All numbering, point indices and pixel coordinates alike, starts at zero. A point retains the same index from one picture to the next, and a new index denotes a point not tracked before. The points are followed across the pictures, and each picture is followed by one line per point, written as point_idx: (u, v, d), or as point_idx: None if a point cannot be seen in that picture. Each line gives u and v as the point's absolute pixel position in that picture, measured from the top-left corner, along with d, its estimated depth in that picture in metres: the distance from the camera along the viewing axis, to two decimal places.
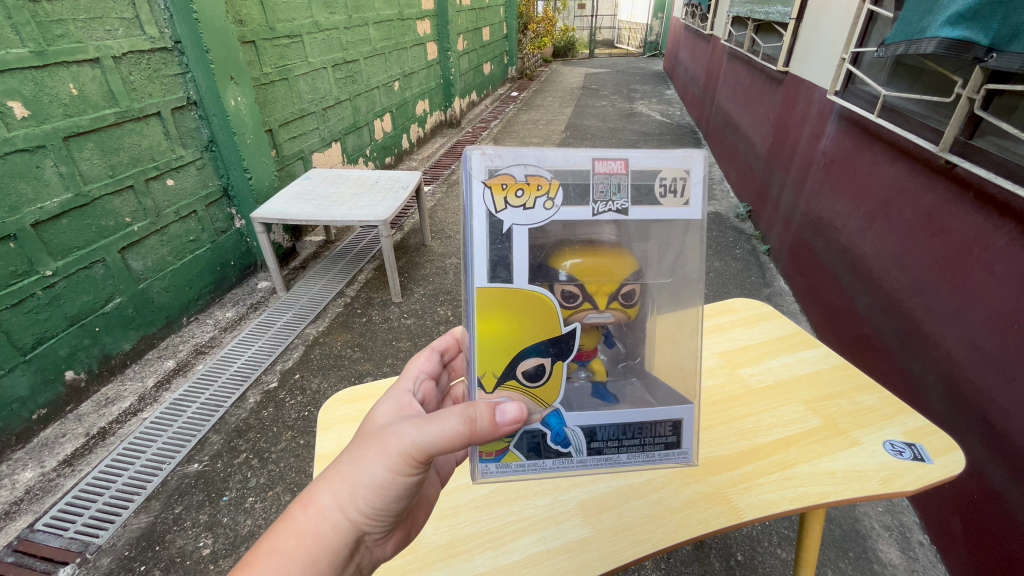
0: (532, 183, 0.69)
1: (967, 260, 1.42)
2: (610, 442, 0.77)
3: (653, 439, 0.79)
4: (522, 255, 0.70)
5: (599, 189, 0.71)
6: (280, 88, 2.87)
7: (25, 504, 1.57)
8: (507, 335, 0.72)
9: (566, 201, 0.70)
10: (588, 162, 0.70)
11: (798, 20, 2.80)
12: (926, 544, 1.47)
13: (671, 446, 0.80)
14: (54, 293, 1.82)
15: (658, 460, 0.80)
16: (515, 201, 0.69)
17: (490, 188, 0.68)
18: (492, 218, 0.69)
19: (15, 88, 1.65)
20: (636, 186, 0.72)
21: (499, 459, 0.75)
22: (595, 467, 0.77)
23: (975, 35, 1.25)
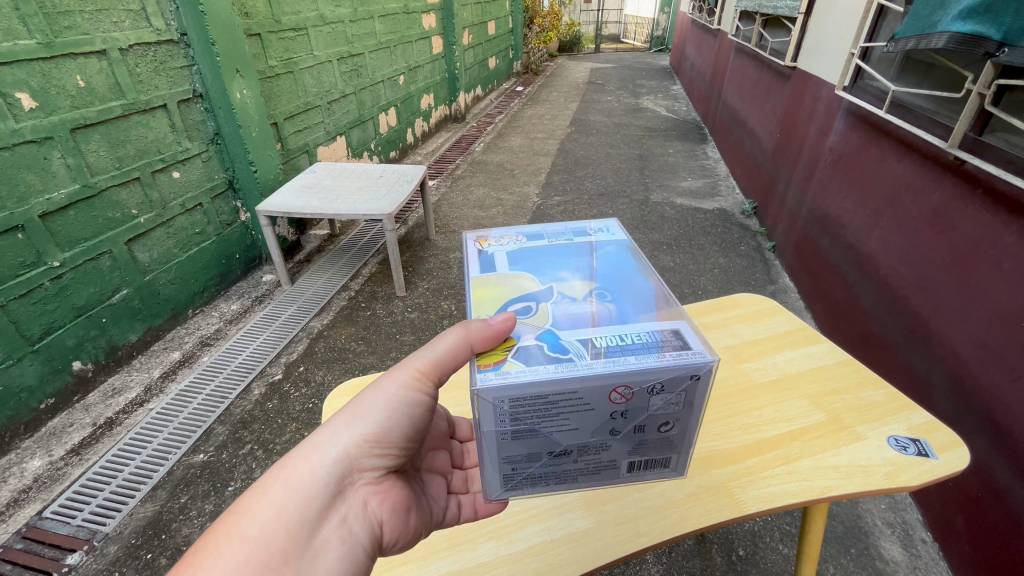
0: (505, 236, 0.94)
1: (974, 256, 1.41)
2: (612, 348, 0.64)
3: (654, 345, 0.64)
4: (504, 262, 0.85)
5: (549, 232, 0.95)
6: (285, 81, 2.87)
7: (33, 492, 1.59)
8: (498, 295, 0.77)
9: (529, 238, 0.92)
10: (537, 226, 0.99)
11: (807, 14, 2.77)
12: (929, 542, 1.47)
13: (682, 346, 0.64)
14: (61, 284, 1.83)
15: (670, 362, 0.61)
16: (494, 242, 0.91)
17: (475, 241, 0.92)
18: (480, 252, 0.88)
19: (23, 79, 1.66)
20: (573, 230, 0.97)
21: (500, 368, 0.62)
22: (604, 369, 0.60)
23: (987, 30, 1.24)
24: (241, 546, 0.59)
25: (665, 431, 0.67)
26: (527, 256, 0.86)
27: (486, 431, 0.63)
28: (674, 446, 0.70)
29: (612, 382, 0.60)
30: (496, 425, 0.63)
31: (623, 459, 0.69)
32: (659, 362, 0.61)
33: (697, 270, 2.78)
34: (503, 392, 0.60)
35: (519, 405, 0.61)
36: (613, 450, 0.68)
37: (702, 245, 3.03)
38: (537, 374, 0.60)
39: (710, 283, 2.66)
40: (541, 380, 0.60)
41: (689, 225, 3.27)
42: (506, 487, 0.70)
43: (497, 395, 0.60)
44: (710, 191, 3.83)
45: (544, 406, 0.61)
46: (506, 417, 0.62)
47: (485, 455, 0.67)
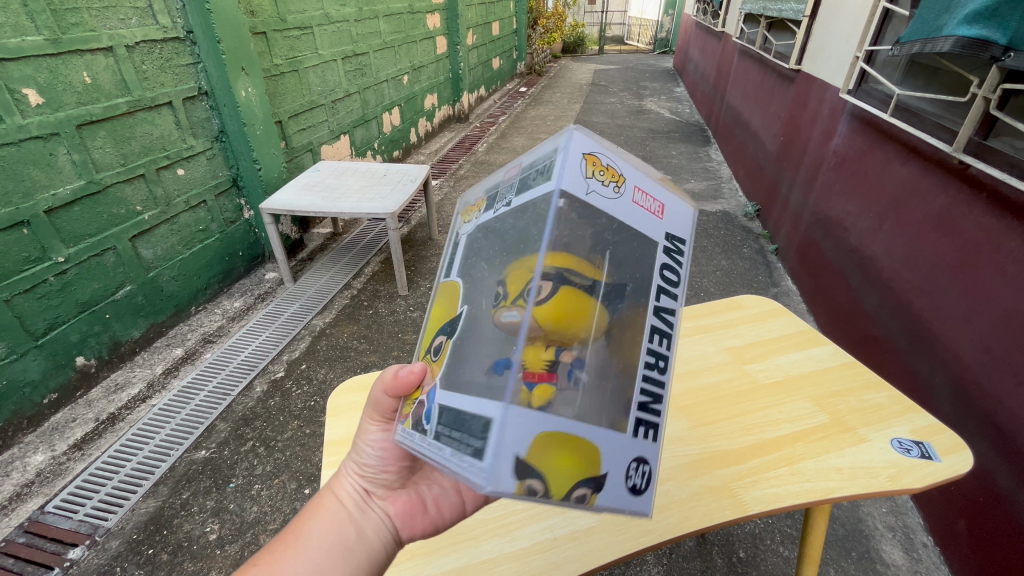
0: (478, 202, 0.73)
1: (978, 260, 1.41)
2: (446, 428, 0.51)
3: (466, 443, 0.49)
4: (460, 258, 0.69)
5: (501, 193, 0.66)
6: (290, 79, 2.88)
7: (35, 487, 1.60)
8: (438, 318, 0.66)
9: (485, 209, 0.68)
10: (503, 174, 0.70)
11: (812, 17, 2.77)
12: (930, 546, 1.47)
13: (478, 454, 0.48)
14: (66, 280, 1.84)
15: (462, 470, 0.49)
16: (467, 219, 0.72)
17: (461, 216, 0.76)
18: (457, 236, 0.73)
19: (31, 76, 1.66)
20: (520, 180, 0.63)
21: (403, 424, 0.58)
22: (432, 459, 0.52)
23: (993, 34, 1.24)
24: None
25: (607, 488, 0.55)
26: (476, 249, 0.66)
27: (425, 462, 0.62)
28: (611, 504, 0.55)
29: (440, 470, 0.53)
30: None
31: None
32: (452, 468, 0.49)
33: (699, 272, 2.78)
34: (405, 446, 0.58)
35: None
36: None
37: (704, 247, 3.04)
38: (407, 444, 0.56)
39: (712, 285, 2.66)
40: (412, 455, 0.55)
41: None
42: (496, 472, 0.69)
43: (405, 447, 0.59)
44: (713, 194, 3.83)
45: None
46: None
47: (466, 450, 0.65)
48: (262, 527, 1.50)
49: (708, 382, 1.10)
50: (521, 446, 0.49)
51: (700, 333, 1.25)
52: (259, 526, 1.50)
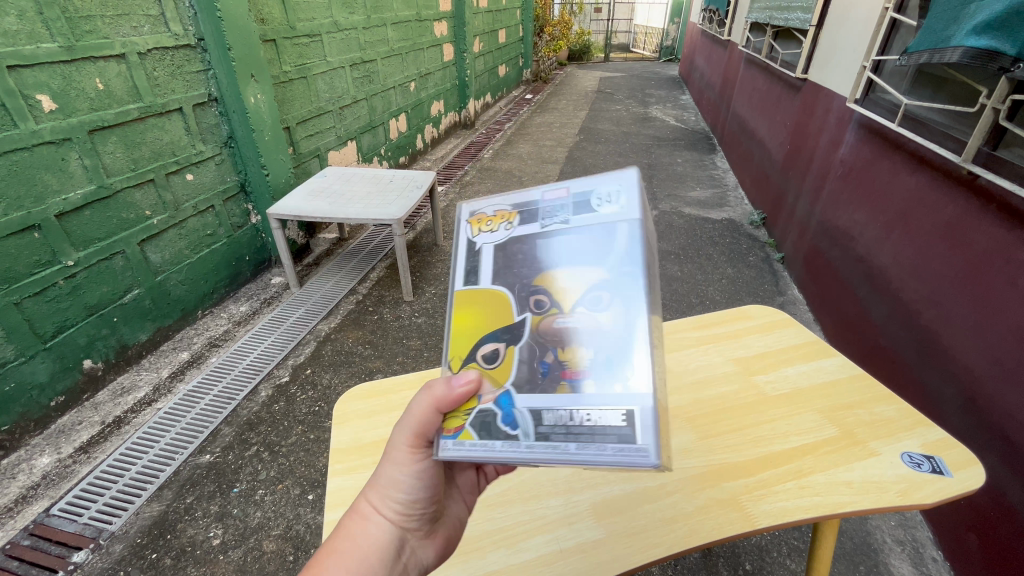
0: (498, 215, 0.73)
1: (989, 271, 1.40)
2: (556, 427, 0.58)
3: (602, 428, 0.57)
4: (488, 263, 0.70)
5: (544, 210, 0.71)
6: (298, 86, 2.90)
7: (41, 489, 1.60)
8: (472, 326, 0.68)
9: (521, 222, 0.71)
10: (537, 193, 0.72)
11: (818, 26, 2.77)
12: (940, 560, 1.45)
13: (626, 440, 0.56)
14: (75, 283, 1.85)
15: (610, 456, 0.56)
16: (485, 229, 0.73)
17: (469, 223, 0.75)
18: (469, 243, 0.72)
19: (45, 82, 1.69)
20: (575, 204, 0.70)
21: (457, 436, 0.62)
22: (542, 459, 0.57)
23: (1002, 45, 1.23)
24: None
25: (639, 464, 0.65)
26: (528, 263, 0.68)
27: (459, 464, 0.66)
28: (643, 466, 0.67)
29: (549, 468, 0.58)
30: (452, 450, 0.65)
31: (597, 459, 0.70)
32: (597, 458, 0.55)
33: (704, 280, 2.77)
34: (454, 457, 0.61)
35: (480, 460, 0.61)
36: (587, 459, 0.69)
37: (710, 255, 3.03)
38: (482, 454, 0.59)
39: (718, 293, 2.65)
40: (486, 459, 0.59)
41: (697, 235, 3.27)
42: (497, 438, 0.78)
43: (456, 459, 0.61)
44: (719, 201, 3.83)
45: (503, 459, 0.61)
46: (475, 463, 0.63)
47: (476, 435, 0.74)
48: (265, 533, 1.50)
49: (716, 393, 1.09)
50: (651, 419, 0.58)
51: (706, 343, 1.24)
52: (263, 531, 1.50)
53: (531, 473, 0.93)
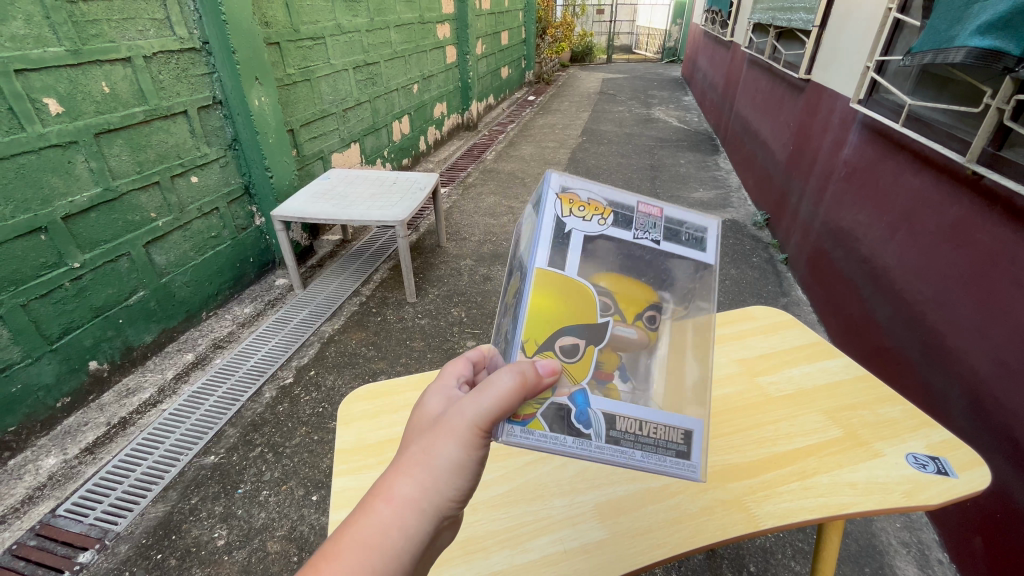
0: (592, 204, 0.72)
1: (994, 271, 1.39)
2: (626, 434, 0.70)
3: (665, 444, 0.73)
4: (576, 256, 0.70)
5: (640, 222, 0.74)
6: (302, 88, 2.92)
7: (47, 490, 1.61)
8: (557, 310, 0.68)
9: (616, 223, 0.72)
10: (633, 201, 0.74)
11: (822, 27, 2.77)
12: (946, 563, 1.44)
13: (683, 456, 0.73)
14: (81, 285, 1.87)
15: (668, 467, 0.72)
16: (577, 213, 0.71)
17: (559, 199, 0.70)
18: (558, 222, 0.69)
19: (52, 85, 1.70)
20: (667, 227, 0.76)
21: (526, 424, 0.67)
22: (610, 458, 0.69)
23: (1006, 44, 1.22)
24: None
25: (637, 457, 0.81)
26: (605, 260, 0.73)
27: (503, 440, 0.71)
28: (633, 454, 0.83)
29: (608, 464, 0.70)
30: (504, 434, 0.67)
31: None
32: (657, 466, 0.71)
33: None
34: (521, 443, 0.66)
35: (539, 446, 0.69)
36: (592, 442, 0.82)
37: None
38: (552, 445, 0.67)
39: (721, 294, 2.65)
40: (555, 450, 0.68)
41: None
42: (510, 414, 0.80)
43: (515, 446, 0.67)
44: (722, 203, 3.82)
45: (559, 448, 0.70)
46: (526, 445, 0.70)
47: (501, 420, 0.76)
48: (269, 534, 1.50)
49: (720, 393, 1.09)
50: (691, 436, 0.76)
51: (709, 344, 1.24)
52: (267, 532, 1.51)
53: (536, 473, 0.93)
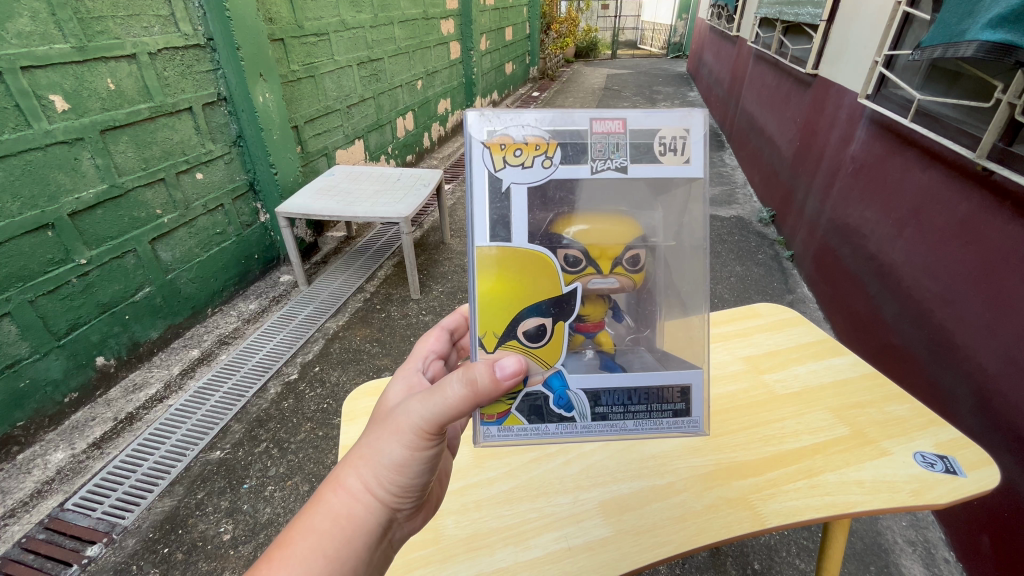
0: (531, 143, 0.70)
1: (1003, 270, 1.38)
2: (615, 408, 0.74)
3: (661, 406, 0.76)
4: (523, 215, 0.70)
5: (598, 148, 0.71)
6: (306, 85, 2.92)
7: (56, 484, 1.62)
8: (509, 294, 0.71)
9: (564, 160, 0.70)
10: (586, 122, 0.70)
11: (830, 21, 2.73)
12: (952, 562, 1.43)
13: (681, 414, 0.76)
14: (88, 281, 1.88)
15: (667, 428, 0.76)
16: (513, 160, 0.69)
17: (488, 149, 0.69)
18: (492, 177, 0.69)
19: (58, 82, 1.71)
20: (636, 144, 0.71)
21: (502, 423, 0.73)
22: (600, 433, 0.75)
23: (1018, 38, 1.21)
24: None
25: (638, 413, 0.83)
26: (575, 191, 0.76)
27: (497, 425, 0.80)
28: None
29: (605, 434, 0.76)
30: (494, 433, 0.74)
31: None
32: (652, 430, 0.75)
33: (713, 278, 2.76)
34: (501, 440, 0.74)
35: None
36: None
37: (718, 253, 3.01)
38: (536, 434, 0.74)
39: (726, 291, 2.64)
40: (540, 437, 0.74)
41: None
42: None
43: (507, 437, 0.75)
44: (727, 199, 3.80)
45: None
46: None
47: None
48: (275, 528, 1.51)
49: (725, 391, 1.09)
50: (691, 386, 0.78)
51: (714, 341, 1.24)
52: (273, 527, 1.52)
53: (540, 471, 0.93)
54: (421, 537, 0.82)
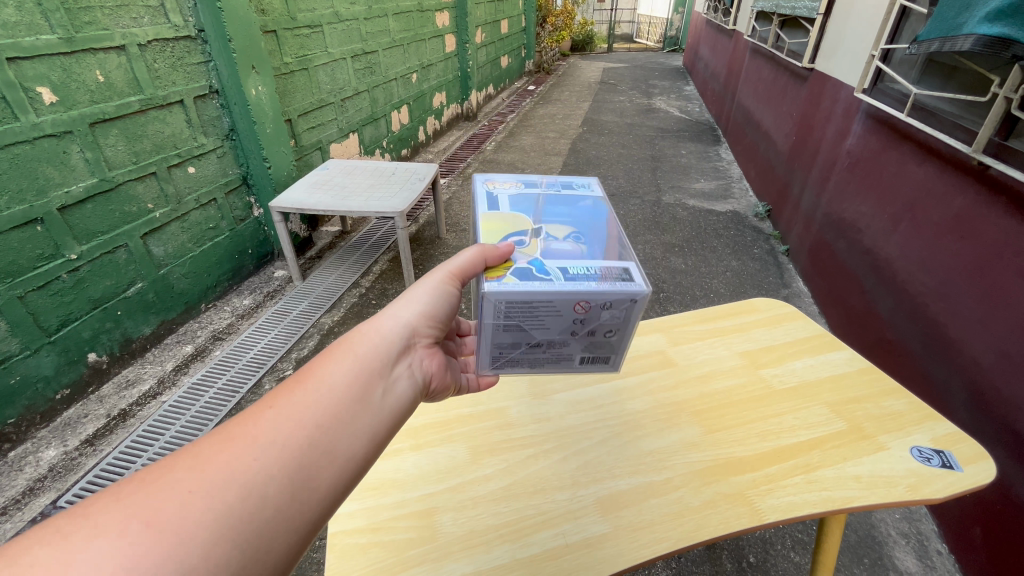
0: (508, 184, 1.05)
1: (998, 263, 1.38)
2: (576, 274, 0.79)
3: (611, 276, 0.79)
4: (506, 204, 0.99)
5: (544, 186, 1.06)
6: (300, 77, 2.88)
7: (48, 481, 1.61)
8: (499, 228, 0.91)
9: (527, 189, 1.04)
10: (536, 180, 1.08)
11: (826, 15, 2.72)
12: (945, 553, 1.45)
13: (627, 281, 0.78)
14: (79, 276, 1.85)
15: (616, 289, 0.77)
16: (500, 188, 1.03)
17: (486, 185, 1.05)
18: (488, 194, 1.01)
19: (45, 74, 1.68)
20: (565, 187, 1.06)
21: (501, 280, 0.77)
22: (569, 289, 0.75)
23: (1015, 32, 1.21)
24: (277, 435, 0.56)
25: (609, 335, 0.84)
26: (531, 202, 0.99)
27: (484, 322, 0.78)
28: (614, 347, 0.87)
29: (576, 297, 0.76)
30: (493, 318, 0.78)
31: (576, 354, 0.87)
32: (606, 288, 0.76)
33: (709, 272, 2.76)
34: (499, 296, 0.75)
35: (514, 304, 0.76)
36: (571, 346, 0.85)
37: (714, 248, 3.01)
38: (522, 289, 0.75)
39: (722, 286, 2.64)
40: (526, 292, 0.75)
41: (701, 228, 3.26)
42: (494, 364, 0.87)
43: (501, 298, 0.75)
44: (723, 193, 3.80)
45: (529, 309, 0.77)
46: (502, 313, 0.77)
47: (481, 341, 0.82)
48: None
49: (722, 386, 1.09)
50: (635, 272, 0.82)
51: (711, 337, 1.24)
52: None
53: (537, 467, 0.93)
54: (418, 534, 0.82)
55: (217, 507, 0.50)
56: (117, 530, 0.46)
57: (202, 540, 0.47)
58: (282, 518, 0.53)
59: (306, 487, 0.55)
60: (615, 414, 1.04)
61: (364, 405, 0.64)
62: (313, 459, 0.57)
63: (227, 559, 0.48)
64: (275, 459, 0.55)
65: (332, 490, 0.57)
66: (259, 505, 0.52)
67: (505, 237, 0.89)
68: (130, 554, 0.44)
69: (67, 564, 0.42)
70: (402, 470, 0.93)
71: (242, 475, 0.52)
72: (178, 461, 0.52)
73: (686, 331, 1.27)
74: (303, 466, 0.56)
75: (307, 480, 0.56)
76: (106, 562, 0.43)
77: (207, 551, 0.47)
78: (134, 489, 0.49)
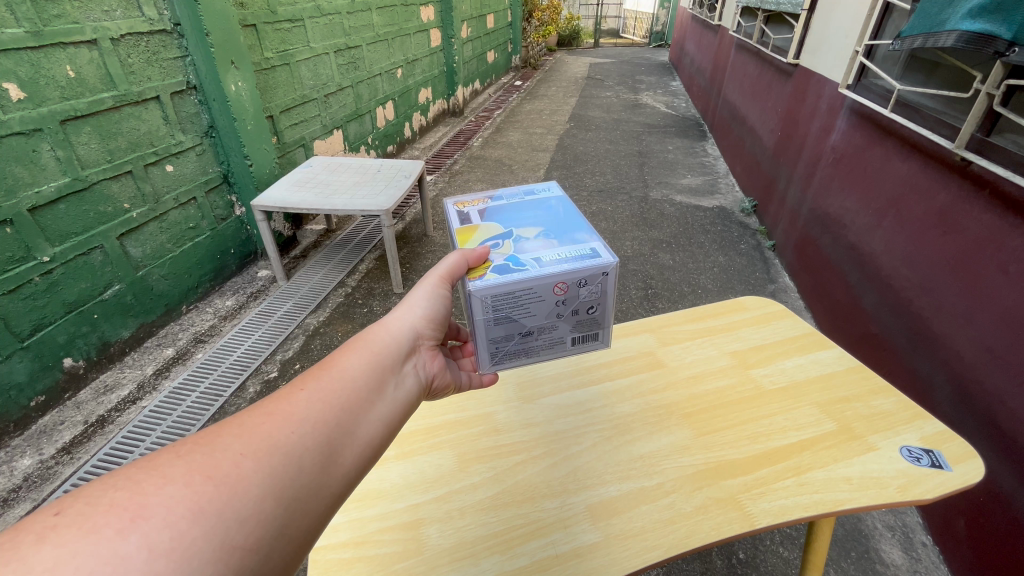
0: (477, 200, 1.04)
1: (981, 258, 1.40)
2: (550, 258, 0.82)
3: (581, 254, 0.83)
4: (478, 217, 0.97)
5: (509, 196, 1.05)
6: (281, 73, 2.82)
7: (23, 492, 1.56)
8: (475, 237, 0.90)
9: (495, 202, 1.02)
10: (501, 192, 1.07)
11: (811, 10, 2.72)
12: (930, 546, 1.46)
13: (596, 257, 0.83)
14: (52, 279, 1.79)
15: (587, 264, 0.81)
16: (469, 205, 1.01)
17: (456, 205, 1.02)
18: (459, 212, 0.99)
19: (11, 69, 1.61)
20: (529, 193, 1.06)
21: (483, 276, 0.79)
22: (546, 273, 0.78)
23: (997, 28, 1.21)
24: (310, 412, 0.59)
25: (593, 313, 0.86)
26: (500, 212, 0.98)
27: (476, 320, 0.80)
28: (601, 322, 0.88)
29: (555, 279, 0.79)
30: (483, 314, 0.79)
31: (567, 336, 0.87)
32: (579, 264, 0.80)
33: (697, 268, 2.76)
34: (485, 290, 0.76)
35: (500, 297, 0.78)
36: (560, 330, 0.86)
37: (701, 243, 3.02)
38: (504, 279, 0.77)
39: (710, 281, 2.65)
40: (509, 283, 0.77)
41: (689, 223, 3.26)
42: (494, 362, 0.86)
43: (487, 292, 0.77)
44: (710, 189, 3.82)
45: (514, 300, 0.79)
46: (490, 307, 0.79)
47: (476, 340, 0.83)
48: None
49: (712, 387, 1.08)
50: (603, 248, 0.85)
51: (699, 337, 1.23)
52: None
53: (526, 474, 0.91)
54: (404, 548, 0.80)
55: (266, 467, 0.52)
56: (184, 478, 0.47)
57: (257, 492, 0.50)
58: (316, 483, 0.55)
59: (333, 461, 0.58)
60: (605, 417, 1.02)
61: (379, 396, 0.67)
62: (340, 436, 0.60)
63: (274, 512, 0.50)
64: (310, 433, 0.57)
65: (355, 466, 0.60)
66: (298, 470, 0.54)
67: (482, 242, 0.88)
68: (199, 498, 0.46)
69: (143, 505, 0.44)
70: (388, 480, 0.91)
71: (284, 443, 0.55)
72: (227, 428, 0.54)
73: (675, 330, 1.26)
74: (332, 441, 0.59)
75: (336, 454, 0.58)
76: (177, 506, 0.45)
77: (260, 503, 0.50)
78: (194, 447, 0.51)
